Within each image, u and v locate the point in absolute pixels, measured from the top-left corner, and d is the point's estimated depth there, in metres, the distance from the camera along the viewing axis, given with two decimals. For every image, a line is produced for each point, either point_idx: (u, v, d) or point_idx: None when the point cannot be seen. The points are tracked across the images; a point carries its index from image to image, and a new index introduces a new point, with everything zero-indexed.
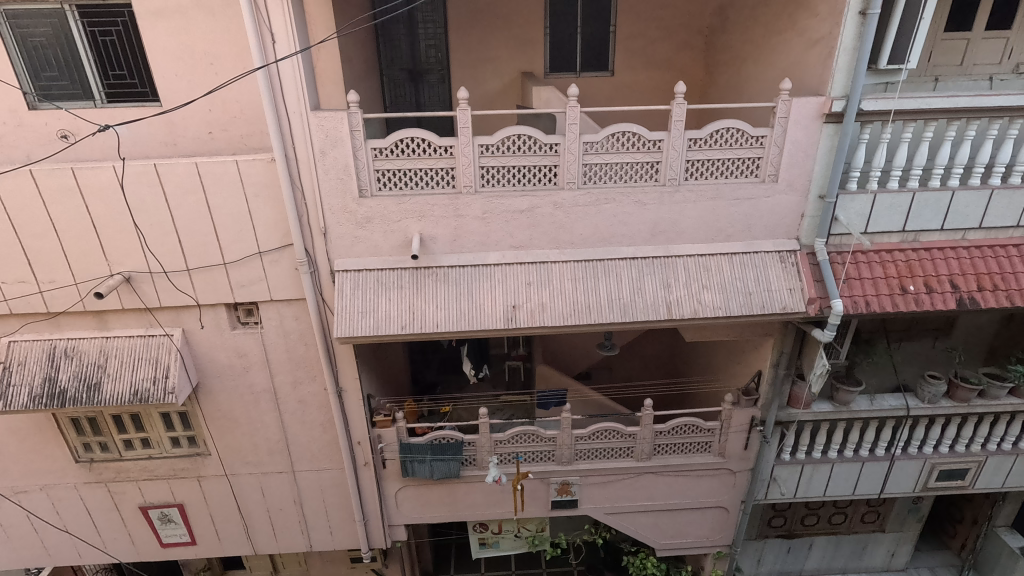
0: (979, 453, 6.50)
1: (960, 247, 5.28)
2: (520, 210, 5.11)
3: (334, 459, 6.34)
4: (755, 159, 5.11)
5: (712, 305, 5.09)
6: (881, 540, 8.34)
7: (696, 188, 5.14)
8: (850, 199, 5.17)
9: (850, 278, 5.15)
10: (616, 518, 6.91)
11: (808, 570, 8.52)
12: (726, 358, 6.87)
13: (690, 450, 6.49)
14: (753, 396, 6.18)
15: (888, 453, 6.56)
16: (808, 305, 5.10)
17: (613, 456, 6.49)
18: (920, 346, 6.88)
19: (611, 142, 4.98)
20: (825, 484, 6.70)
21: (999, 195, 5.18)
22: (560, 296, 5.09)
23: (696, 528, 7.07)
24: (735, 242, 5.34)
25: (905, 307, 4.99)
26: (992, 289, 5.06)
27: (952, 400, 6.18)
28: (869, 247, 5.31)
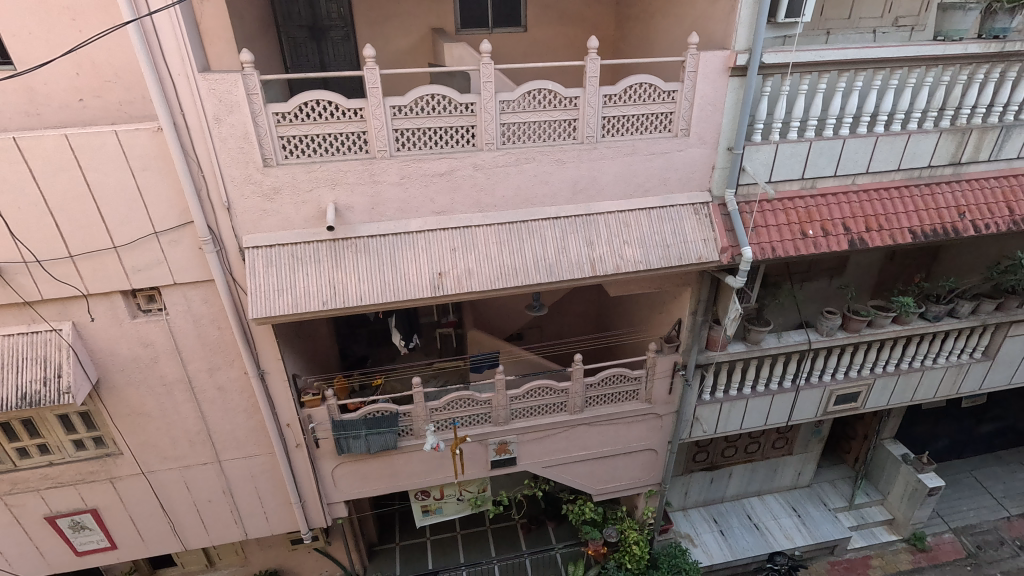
0: (868, 377, 7.24)
1: (850, 192, 5.72)
2: (439, 174, 4.95)
3: (263, 444, 6.09)
4: (668, 114, 5.21)
5: (633, 260, 5.26)
6: (790, 462, 9.24)
7: (614, 145, 5.19)
8: (755, 151, 5.42)
9: (757, 226, 5.46)
10: (554, 470, 7.17)
11: (729, 497, 9.32)
12: (649, 309, 7.16)
13: (619, 398, 6.79)
14: (675, 343, 6.51)
15: (794, 384, 7.17)
16: (721, 254, 5.39)
17: (548, 412, 6.68)
18: (819, 285, 7.49)
19: (527, 100, 4.90)
20: (741, 418, 7.25)
21: (884, 141, 5.60)
22: (486, 260, 5.06)
23: (629, 471, 7.49)
24: (652, 196, 5.48)
25: (805, 251, 5.37)
26: (878, 230, 5.55)
27: (846, 331, 6.80)
28: (773, 195, 5.62)
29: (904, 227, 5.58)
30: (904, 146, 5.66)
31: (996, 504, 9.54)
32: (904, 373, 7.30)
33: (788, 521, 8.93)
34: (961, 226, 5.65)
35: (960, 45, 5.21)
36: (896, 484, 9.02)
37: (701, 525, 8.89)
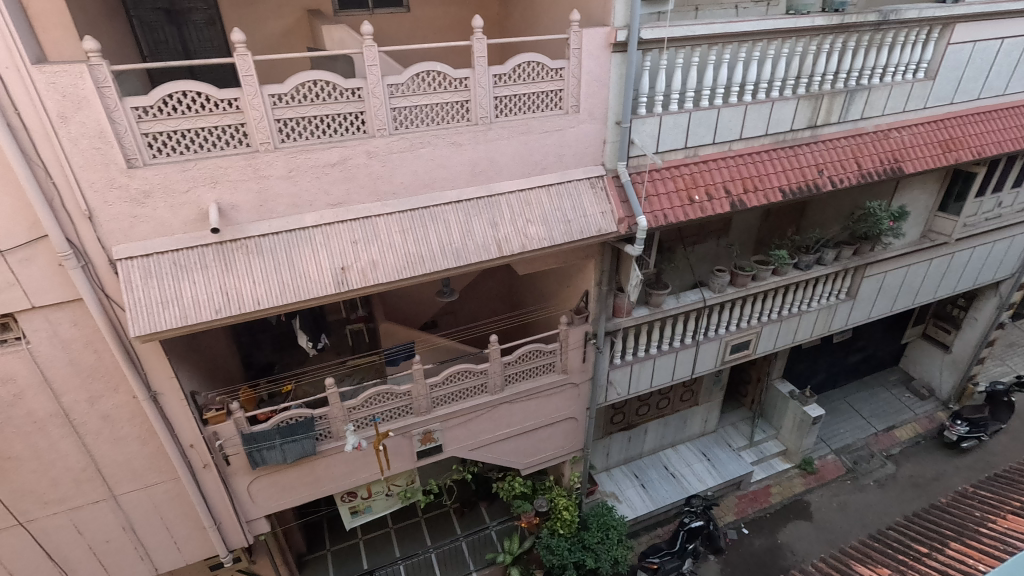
0: (757, 325, 7.96)
1: (728, 157, 6.19)
2: (331, 164, 4.72)
3: (164, 470, 5.61)
4: (557, 91, 5.30)
5: (537, 237, 5.38)
6: (697, 412, 9.98)
7: (508, 125, 5.20)
8: (641, 123, 5.68)
9: (649, 195, 5.76)
10: (480, 452, 7.25)
11: (646, 452, 9.93)
12: (557, 284, 7.35)
13: (537, 373, 6.97)
14: (585, 314, 6.76)
15: (694, 339, 7.73)
16: (619, 225, 5.64)
17: (469, 395, 6.72)
18: (708, 246, 8.07)
19: (416, 83, 4.78)
20: (650, 377, 7.71)
21: (753, 109, 6.09)
22: (391, 250, 4.95)
23: (552, 442, 7.74)
24: (550, 173, 5.59)
25: (693, 215, 5.76)
26: (754, 191, 6.06)
27: (735, 286, 7.41)
28: (661, 164, 5.95)
29: (775, 187, 6.14)
30: (769, 113, 6.18)
31: (865, 423, 10.95)
32: (785, 319, 8.11)
33: (699, 466, 9.71)
34: (821, 182, 6.31)
35: (808, 19, 5.74)
36: (786, 418, 10.07)
37: (624, 482, 9.43)
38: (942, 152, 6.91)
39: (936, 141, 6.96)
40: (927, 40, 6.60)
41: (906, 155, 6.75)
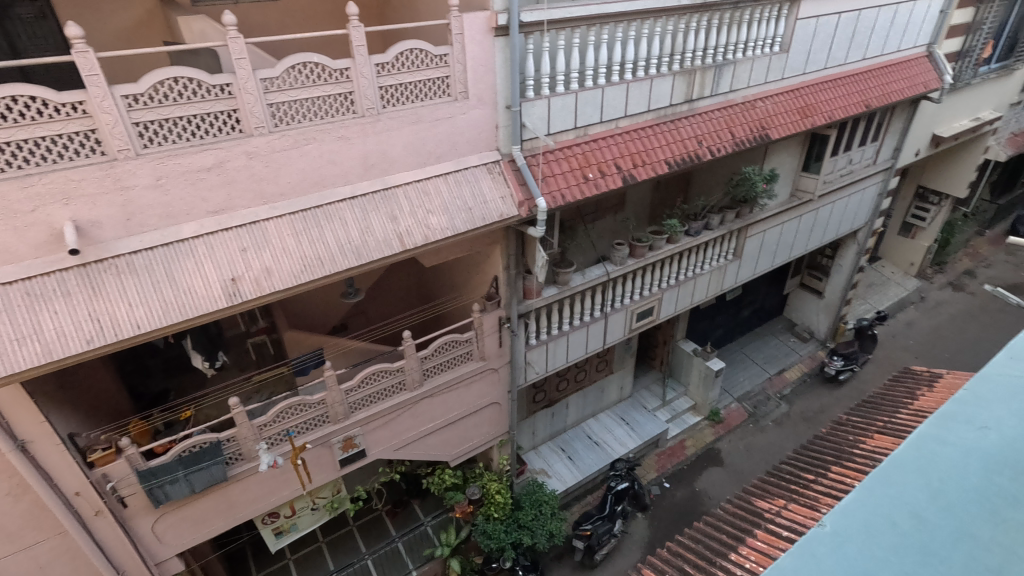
0: (658, 292, 8.42)
1: (616, 135, 6.45)
2: (206, 167, 4.33)
3: (47, 525, 4.99)
4: (444, 78, 5.21)
5: (439, 228, 5.33)
6: (613, 380, 10.45)
7: (396, 115, 5.05)
8: (531, 106, 5.74)
9: (546, 176, 5.87)
10: (406, 450, 7.14)
11: (570, 425, 10.26)
12: (465, 272, 7.32)
13: (455, 364, 6.94)
14: (496, 299, 6.80)
15: (602, 312, 8.05)
16: (519, 208, 5.69)
17: (387, 395, 6.56)
18: (607, 221, 8.40)
19: (293, 75, 4.50)
20: (566, 353, 7.93)
21: (634, 87, 6.37)
22: (285, 255, 4.70)
23: (478, 429, 7.77)
24: (445, 161, 5.51)
25: (589, 193, 5.96)
26: (642, 165, 6.37)
27: (634, 257, 7.78)
28: (554, 145, 6.08)
29: (661, 160, 6.49)
30: (649, 89, 6.49)
31: (760, 369, 12.02)
32: (683, 283, 8.65)
33: (620, 431, 10.21)
34: (701, 152, 6.75)
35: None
36: (693, 375, 10.81)
37: (551, 457, 9.70)
38: (800, 118, 7.63)
39: (795, 108, 7.67)
40: (778, 16, 7.23)
41: (771, 122, 7.38)
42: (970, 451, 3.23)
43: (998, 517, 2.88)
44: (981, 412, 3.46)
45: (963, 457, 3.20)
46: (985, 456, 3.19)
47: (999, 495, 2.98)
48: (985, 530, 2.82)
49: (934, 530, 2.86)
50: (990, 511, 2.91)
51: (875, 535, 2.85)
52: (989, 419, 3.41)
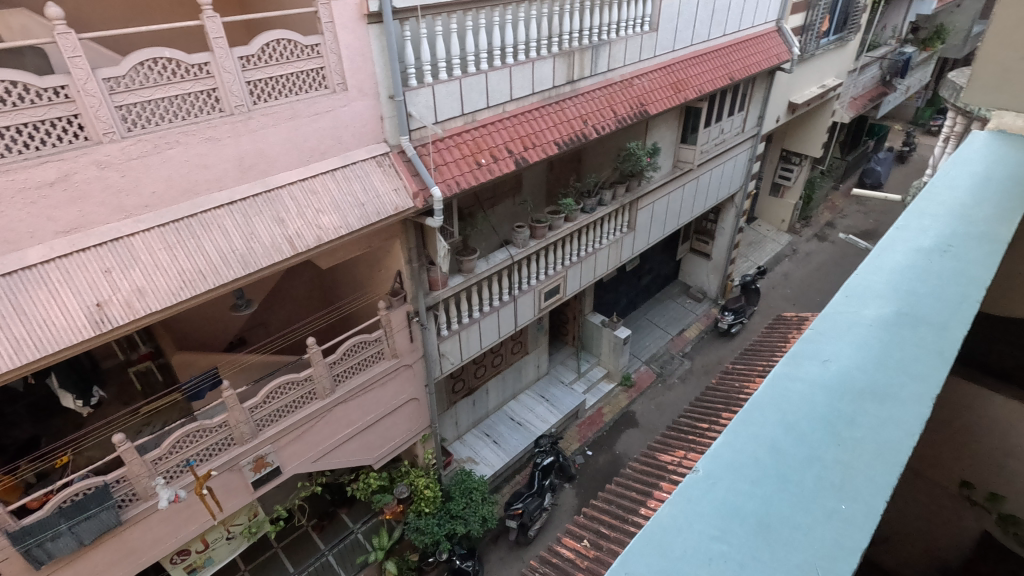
0: (562, 269, 8.66)
1: (504, 119, 6.49)
2: (48, 182, 3.81)
3: None
4: (318, 69, 4.92)
5: (332, 227, 5.11)
6: (529, 360, 10.65)
7: (270, 111, 4.70)
8: (415, 95, 5.60)
9: (438, 165, 5.80)
10: (324, 460, 6.87)
11: (492, 410, 10.37)
12: (366, 269, 7.08)
13: (367, 365, 6.73)
14: (402, 294, 6.65)
15: (510, 295, 8.14)
16: (415, 199, 5.58)
17: (297, 407, 6.25)
18: (506, 205, 8.47)
19: (142, 73, 4.03)
20: (479, 340, 7.96)
21: (517, 70, 6.41)
22: (160, 272, 4.31)
23: (398, 428, 7.63)
24: (331, 157, 5.25)
25: (483, 178, 5.98)
26: (533, 147, 6.48)
27: (536, 238, 7.93)
28: (443, 133, 6.00)
29: (550, 141, 6.64)
30: (531, 73, 6.58)
31: (663, 332, 12.81)
32: (584, 259, 8.95)
33: (540, 409, 10.48)
34: (587, 131, 6.97)
35: None
36: (603, 345, 11.31)
37: (477, 443, 9.75)
38: (674, 92, 8.09)
39: (668, 84, 8.12)
40: None
41: (648, 99, 7.76)
42: (820, 376, 2.32)
43: (848, 447, 2.04)
44: (833, 335, 2.51)
45: (813, 383, 2.30)
46: (833, 375, 2.30)
47: (852, 419, 2.13)
48: (836, 466, 1.99)
49: (769, 502, 1.92)
50: (838, 444, 2.05)
51: (711, 506, 1.93)
52: (841, 337, 2.48)
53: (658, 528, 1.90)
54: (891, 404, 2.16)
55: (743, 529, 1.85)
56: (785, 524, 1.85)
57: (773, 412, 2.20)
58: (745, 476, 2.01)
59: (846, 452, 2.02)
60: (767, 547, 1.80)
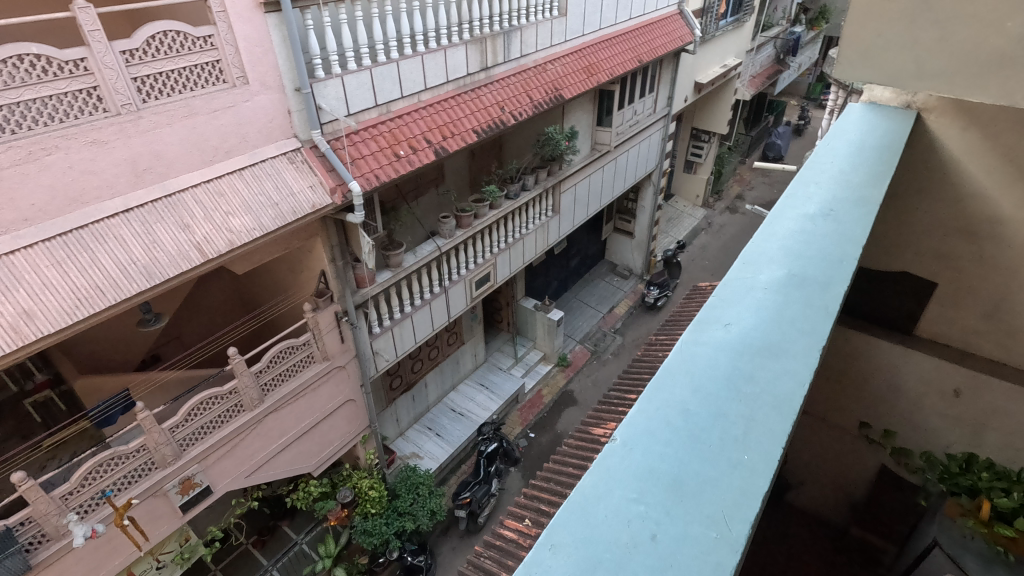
0: (491, 257, 8.68)
1: (420, 109, 6.38)
2: None
3: None
4: (215, 62, 4.59)
5: (244, 229, 4.85)
6: (466, 350, 10.64)
7: (163, 109, 4.34)
8: (324, 87, 5.36)
9: (355, 159, 5.63)
10: (259, 474, 6.59)
11: (432, 403, 10.30)
12: (287, 271, 6.77)
13: (296, 371, 6.47)
14: (328, 294, 6.43)
15: (441, 286, 8.07)
16: (332, 196, 5.39)
17: (224, 422, 5.93)
18: (429, 196, 8.35)
19: (6, 72, 3.60)
20: (413, 334, 7.85)
21: (429, 58, 6.30)
22: (52, 291, 3.95)
23: (336, 431, 7.42)
24: (237, 156, 4.96)
25: (403, 170, 5.87)
26: (452, 135, 6.43)
27: (462, 228, 7.90)
28: (357, 126, 5.83)
29: (469, 129, 6.60)
30: (444, 60, 6.48)
31: (594, 311, 13.18)
32: (512, 245, 9.02)
33: (481, 397, 10.53)
34: (505, 117, 6.99)
35: None
36: (537, 329, 11.49)
37: (420, 438, 9.67)
38: (586, 76, 8.26)
39: (581, 68, 8.27)
40: None
41: (563, 83, 7.87)
42: (722, 340, 2.26)
43: (749, 401, 1.97)
44: (732, 302, 2.49)
45: (716, 346, 2.24)
46: (736, 337, 2.26)
47: (753, 373, 2.09)
48: (740, 420, 1.90)
49: (677, 467, 1.77)
50: (740, 398, 1.98)
51: (625, 473, 1.78)
52: (738, 304, 2.46)
53: (576, 501, 1.72)
54: (787, 358, 2.14)
55: (659, 488, 1.71)
56: (698, 478, 1.73)
57: (680, 375, 2.11)
58: (657, 437, 1.88)
59: (748, 406, 1.95)
60: (683, 505, 1.67)
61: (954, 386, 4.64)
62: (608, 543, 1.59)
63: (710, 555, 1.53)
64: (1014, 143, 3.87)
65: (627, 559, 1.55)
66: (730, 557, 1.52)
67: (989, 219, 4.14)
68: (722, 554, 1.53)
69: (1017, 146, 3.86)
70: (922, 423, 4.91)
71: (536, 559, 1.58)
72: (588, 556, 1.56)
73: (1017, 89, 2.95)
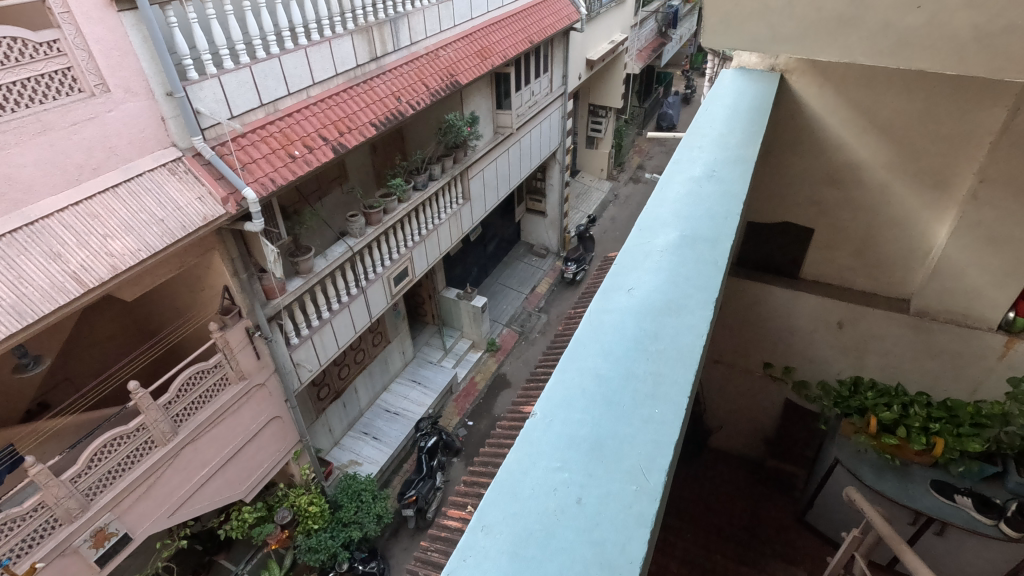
0: (406, 251, 8.51)
1: (310, 105, 6.09)
2: None
3: None
4: (65, 70, 4.10)
5: (128, 252, 4.42)
6: (393, 348, 10.42)
7: (9, 127, 3.84)
8: (199, 89, 4.94)
9: (246, 163, 5.30)
10: (184, 509, 6.17)
11: (365, 407, 10.03)
12: (184, 291, 6.28)
13: (211, 396, 6.06)
14: (235, 310, 6.04)
15: (359, 287, 7.83)
16: (225, 205, 5.03)
17: (135, 462, 5.45)
18: (333, 196, 8.03)
19: None
20: (335, 340, 7.57)
21: (314, 51, 6.00)
22: None
23: (264, 452, 7.06)
24: (107, 172, 4.50)
25: (300, 171, 5.62)
26: (348, 131, 6.22)
27: (372, 225, 7.68)
28: (243, 128, 5.47)
29: (366, 122, 6.41)
30: (331, 52, 6.20)
31: (517, 292, 13.34)
32: (427, 237, 8.89)
33: (414, 393, 10.41)
34: (402, 108, 6.83)
35: None
36: (463, 317, 11.47)
37: (357, 444, 9.42)
38: (480, 60, 8.22)
39: (473, 52, 8.22)
40: None
41: (457, 69, 7.80)
42: (627, 305, 2.37)
43: (656, 358, 2.09)
44: (633, 268, 2.61)
45: (622, 311, 2.34)
46: (640, 300, 2.38)
47: (657, 332, 2.20)
48: (649, 377, 2.01)
49: (596, 432, 1.85)
50: (647, 358, 2.09)
51: (548, 444, 1.82)
52: (640, 269, 2.58)
53: (503, 480, 1.75)
54: (686, 314, 2.28)
55: (581, 453, 1.78)
56: (616, 438, 1.81)
57: (592, 344, 2.19)
58: (575, 405, 1.94)
59: (654, 363, 2.07)
60: (605, 465, 1.74)
61: (837, 319, 5.16)
62: (538, 514, 1.63)
63: (634, 507, 1.62)
64: (863, 95, 4.29)
65: (556, 526, 1.60)
66: (651, 506, 1.62)
67: (851, 166, 4.60)
68: (643, 503, 1.63)
69: (867, 99, 4.29)
70: (816, 356, 5.43)
71: (470, 543, 1.59)
72: (520, 529, 1.60)
73: (859, 45, 3.13)
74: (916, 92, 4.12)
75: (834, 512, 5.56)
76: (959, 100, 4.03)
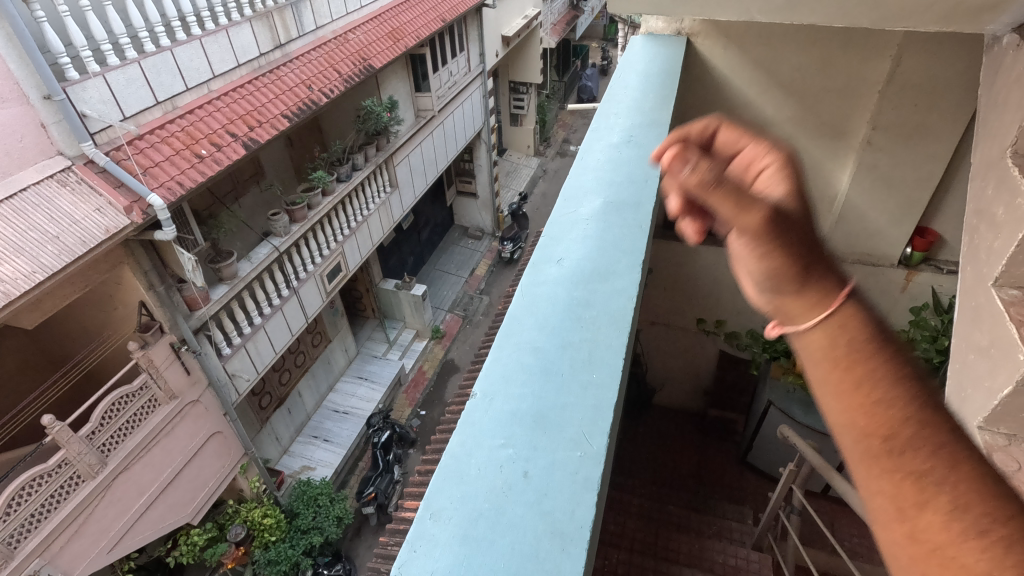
0: (337, 246, 8.21)
1: (213, 100, 5.71)
2: None
3: None
4: None
5: (20, 275, 4.00)
6: (335, 347, 10.12)
7: None
8: (82, 89, 4.47)
9: (148, 168, 4.92)
10: (125, 542, 5.80)
11: (312, 410, 9.74)
12: (94, 310, 5.81)
13: (140, 420, 5.66)
14: (155, 326, 5.63)
15: (290, 288, 7.51)
16: (129, 215, 4.61)
17: (61, 501, 5.05)
18: (251, 195, 7.61)
19: None
20: (270, 345, 7.25)
21: (210, 41, 5.57)
22: None
23: (208, 470, 6.70)
24: None
25: (209, 171, 5.28)
26: (259, 125, 5.90)
27: (297, 222, 7.34)
28: (139, 130, 5.05)
29: (277, 115, 6.10)
30: (230, 41, 5.78)
31: (456, 277, 13.26)
32: (357, 229, 8.62)
33: (362, 390, 10.19)
34: (315, 96, 6.52)
35: None
36: (404, 307, 11.27)
37: (308, 449, 9.15)
38: (393, 42, 7.95)
39: (384, 35, 7.92)
40: None
41: (369, 52, 7.50)
42: (558, 275, 2.39)
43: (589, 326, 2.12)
44: (562, 239, 2.62)
45: (553, 282, 2.36)
46: (569, 270, 2.40)
47: (588, 299, 2.24)
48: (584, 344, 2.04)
49: (538, 405, 1.85)
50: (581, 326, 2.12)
51: (491, 422, 1.83)
52: (568, 239, 2.60)
53: (448, 464, 1.73)
54: (616, 279, 2.32)
55: (524, 428, 1.79)
56: (557, 407, 1.84)
57: (527, 319, 2.20)
58: (515, 381, 1.95)
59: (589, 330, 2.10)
60: (548, 436, 1.75)
61: None
62: (486, 492, 1.64)
63: (580, 473, 1.65)
64: (766, 54, 4.46)
65: (505, 503, 1.60)
66: (596, 470, 1.66)
67: (760, 123, 4.82)
68: (588, 468, 1.66)
69: (770, 58, 4.47)
70: (744, 307, 5.73)
71: (419, 532, 1.57)
72: (468, 513, 1.59)
73: (754, 5, 3.22)
74: (812, 47, 4.33)
75: (771, 450, 5.96)
76: (852, 53, 4.26)
